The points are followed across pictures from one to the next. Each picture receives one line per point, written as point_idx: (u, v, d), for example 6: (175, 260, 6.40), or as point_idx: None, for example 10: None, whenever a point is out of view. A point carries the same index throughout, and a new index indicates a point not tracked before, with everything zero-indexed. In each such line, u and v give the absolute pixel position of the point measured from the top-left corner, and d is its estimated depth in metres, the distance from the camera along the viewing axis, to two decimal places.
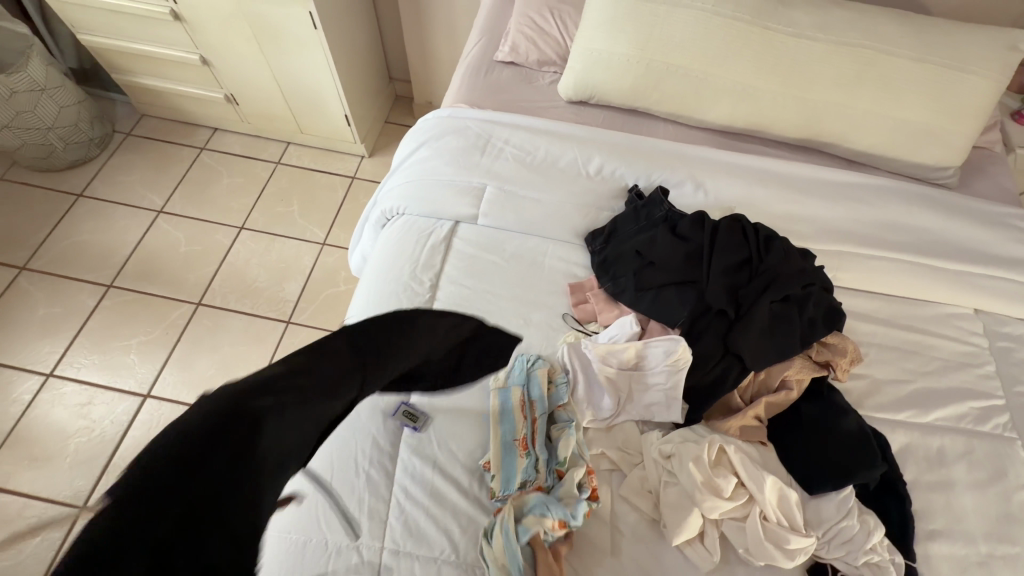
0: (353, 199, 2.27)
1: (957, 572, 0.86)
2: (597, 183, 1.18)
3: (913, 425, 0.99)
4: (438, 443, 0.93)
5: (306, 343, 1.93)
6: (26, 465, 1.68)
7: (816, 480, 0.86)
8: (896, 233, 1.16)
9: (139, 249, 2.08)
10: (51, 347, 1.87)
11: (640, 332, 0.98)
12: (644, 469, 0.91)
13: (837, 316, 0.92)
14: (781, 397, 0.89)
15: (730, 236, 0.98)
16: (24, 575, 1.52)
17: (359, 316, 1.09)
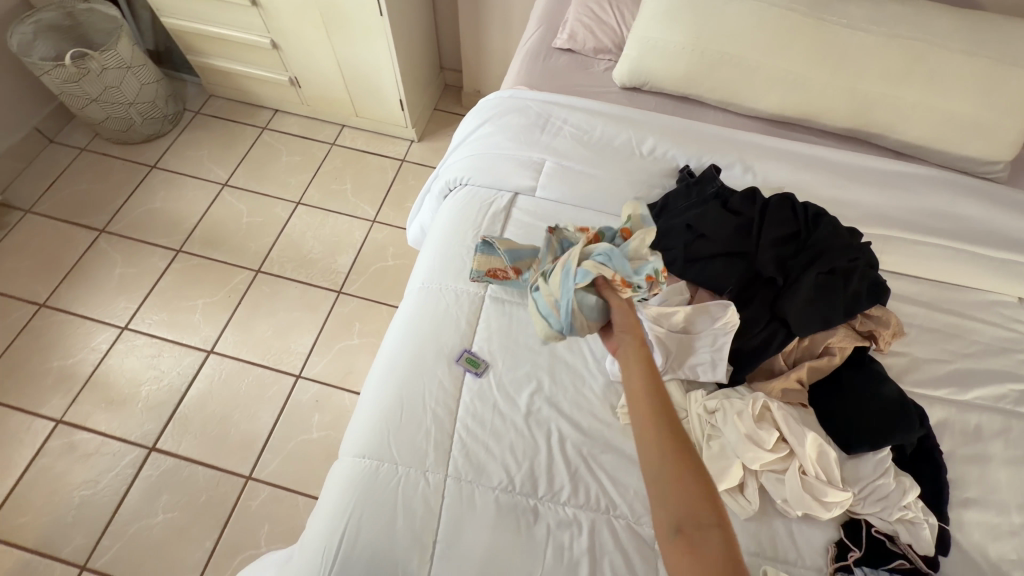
0: (402, 180, 2.38)
1: (988, 537, 0.90)
2: (650, 162, 1.26)
3: (951, 402, 1.02)
4: (497, 388, 1.01)
5: (356, 312, 2.05)
6: (104, 407, 1.83)
7: (855, 441, 0.90)
8: (940, 222, 1.20)
9: (206, 218, 2.23)
10: (126, 303, 2.03)
11: (689, 298, 1.04)
12: (689, 423, 0.97)
13: (881, 289, 0.97)
14: (824, 362, 0.95)
15: (780, 213, 1.04)
16: (101, 504, 1.67)
17: (424, 274, 1.18)
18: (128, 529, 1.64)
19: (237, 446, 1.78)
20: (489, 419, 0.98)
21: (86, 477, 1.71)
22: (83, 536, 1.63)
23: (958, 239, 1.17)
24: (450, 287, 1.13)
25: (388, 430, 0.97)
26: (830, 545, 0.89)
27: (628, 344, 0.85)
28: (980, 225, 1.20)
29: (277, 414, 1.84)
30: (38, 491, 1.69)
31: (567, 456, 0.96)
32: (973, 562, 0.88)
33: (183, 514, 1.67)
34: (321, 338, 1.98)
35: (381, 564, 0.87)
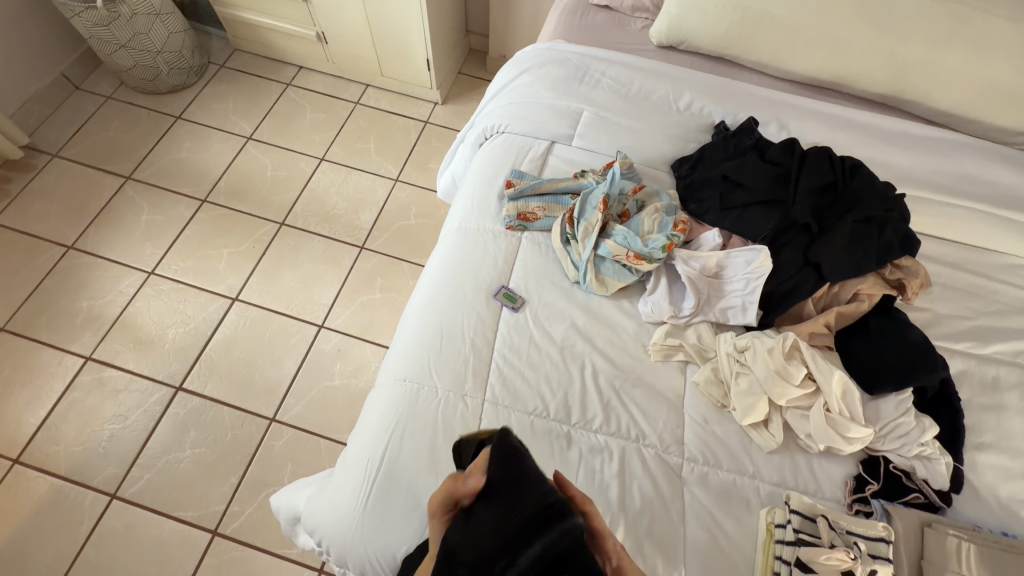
0: (426, 141, 2.39)
1: (1001, 478, 0.94)
2: (686, 116, 1.28)
3: (971, 355, 1.06)
4: (534, 322, 1.05)
5: (378, 267, 2.08)
6: (131, 347, 1.88)
7: (879, 382, 0.94)
8: (967, 187, 1.23)
9: (231, 171, 2.25)
10: (153, 249, 2.07)
11: (722, 245, 1.08)
12: (717, 362, 1.01)
13: (913, 240, 0.99)
14: (853, 308, 0.98)
15: (817, 164, 1.08)
16: (130, 438, 1.73)
17: (460, 214, 1.20)
18: (157, 462, 1.70)
19: (262, 389, 1.83)
20: (526, 351, 1.02)
21: (116, 412, 1.77)
22: (113, 467, 1.69)
23: (984, 203, 1.20)
24: (488, 227, 1.16)
25: (429, 357, 1.01)
26: (848, 479, 0.93)
27: None
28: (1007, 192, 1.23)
29: (300, 361, 1.88)
30: (69, 423, 1.74)
31: (600, 387, 0.99)
32: (986, 501, 0.92)
33: (210, 451, 1.72)
34: (343, 291, 2.02)
35: (421, 478, 0.91)
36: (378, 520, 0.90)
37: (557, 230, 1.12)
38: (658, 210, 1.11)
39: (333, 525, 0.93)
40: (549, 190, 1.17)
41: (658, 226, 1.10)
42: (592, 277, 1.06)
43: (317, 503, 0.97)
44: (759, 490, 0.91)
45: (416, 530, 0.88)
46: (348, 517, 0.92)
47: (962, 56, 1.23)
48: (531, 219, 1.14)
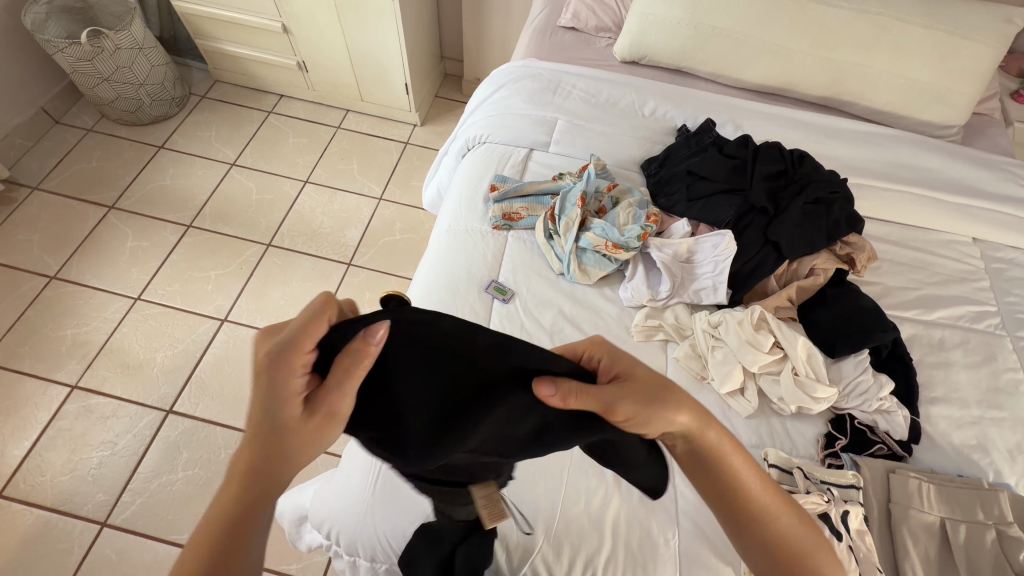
0: (407, 160, 2.48)
1: (953, 426, 1.04)
2: (652, 121, 1.40)
3: (919, 321, 1.18)
4: (524, 312, 1.12)
5: (366, 282, 2.13)
6: (119, 373, 1.87)
7: (838, 345, 1.04)
8: (903, 174, 1.37)
9: (215, 195, 2.29)
10: (139, 275, 2.08)
11: (691, 233, 1.18)
12: (694, 339, 1.09)
13: (858, 219, 1.12)
14: (810, 282, 1.09)
15: (769, 156, 1.20)
16: (120, 462, 1.71)
17: (449, 217, 1.28)
18: (149, 485, 1.68)
19: None
20: (517, 337, 1.08)
21: (105, 439, 1.75)
22: (103, 493, 1.66)
23: (919, 187, 1.35)
24: (476, 228, 1.23)
25: None
26: (819, 437, 1.01)
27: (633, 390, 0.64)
28: (937, 177, 1.38)
29: None
30: (56, 451, 1.72)
31: None
32: (942, 447, 1.02)
33: (204, 471, 1.72)
34: None
35: None
36: (386, 501, 0.93)
37: (539, 227, 1.21)
38: (632, 204, 1.21)
39: (343, 511, 0.96)
40: (530, 192, 1.26)
41: (632, 218, 1.19)
42: (576, 267, 1.15)
43: (326, 492, 1.00)
44: None
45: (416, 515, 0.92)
46: (358, 501, 0.95)
47: (886, 62, 1.40)
48: (515, 219, 1.23)
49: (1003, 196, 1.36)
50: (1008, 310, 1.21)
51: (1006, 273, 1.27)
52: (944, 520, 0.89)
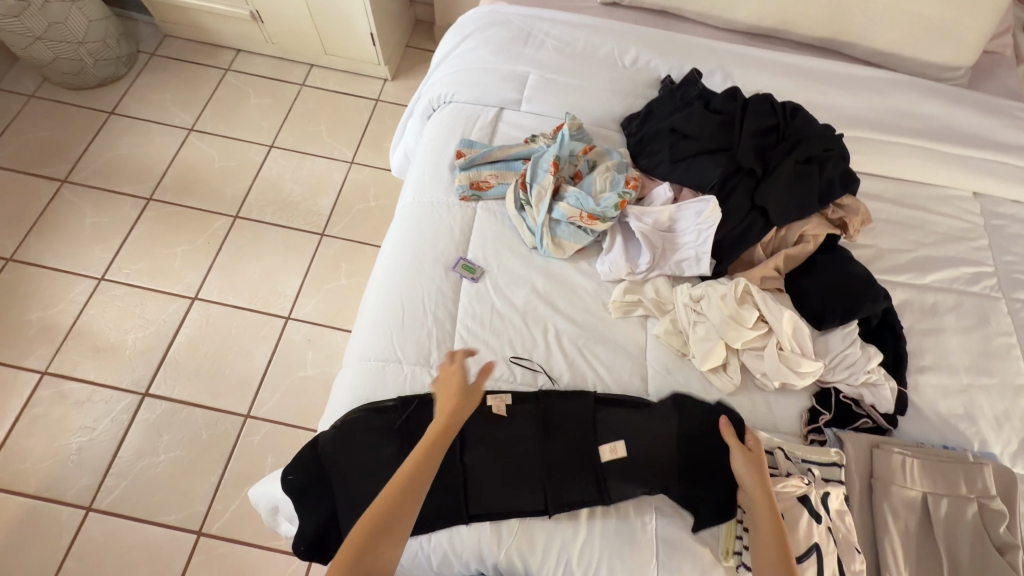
0: (379, 120, 2.32)
1: (941, 395, 1.00)
2: (633, 72, 1.28)
3: (912, 285, 1.12)
4: (494, 291, 1.05)
5: (341, 253, 2.02)
6: (90, 357, 1.80)
7: (826, 317, 0.99)
8: (903, 124, 1.27)
9: (175, 164, 2.14)
10: (102, 254, 1.96)
11: (673, 199, 1.09)
12: (675, 314, 1.03)
13: (852, 178, 1.03)
14: (799, 249, 1.02)
15: (760, 109, 1.09)
16: (100, 448, 1.68)
17: (413, 188, 1.18)
18: (133, 469, 1.66)
19: (234, 385, 1.79)
20: (489, 318, 1.02)
21: (83, 424, 1.71)
22: (86, 478, 1.64)
23: (919, 138, 1.25)
24: (443, 200, 1.14)
25: (391, 334, 1.00)
26: (802, 412, 0.98)
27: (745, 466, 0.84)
28: (941, 127, 1.28)
29: (270, 355, 1.84)
30: (34, 438, 1.68)
31: (565, 349, 1.00)
32: (928, 417, 0.99)
33: (187, 452, 1.69)
34: (308, 279, 1.96)
35: None
36: None
37: (510, 196, 1.11)
38: (609, 168, 1.11)
39: None
40: (500, 157, 1.16)
41: (609, 185, 1.09)
42: (548, 242, 1.06)
43: None
44: None
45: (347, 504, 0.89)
46: None
47: None
48: (484, 187, 1.14)
49: (1008, 145, 1.26)
50: (1005, 270, 1.15)
51: (1006, 230, 1.20)
52: (927, 495, 0.88)
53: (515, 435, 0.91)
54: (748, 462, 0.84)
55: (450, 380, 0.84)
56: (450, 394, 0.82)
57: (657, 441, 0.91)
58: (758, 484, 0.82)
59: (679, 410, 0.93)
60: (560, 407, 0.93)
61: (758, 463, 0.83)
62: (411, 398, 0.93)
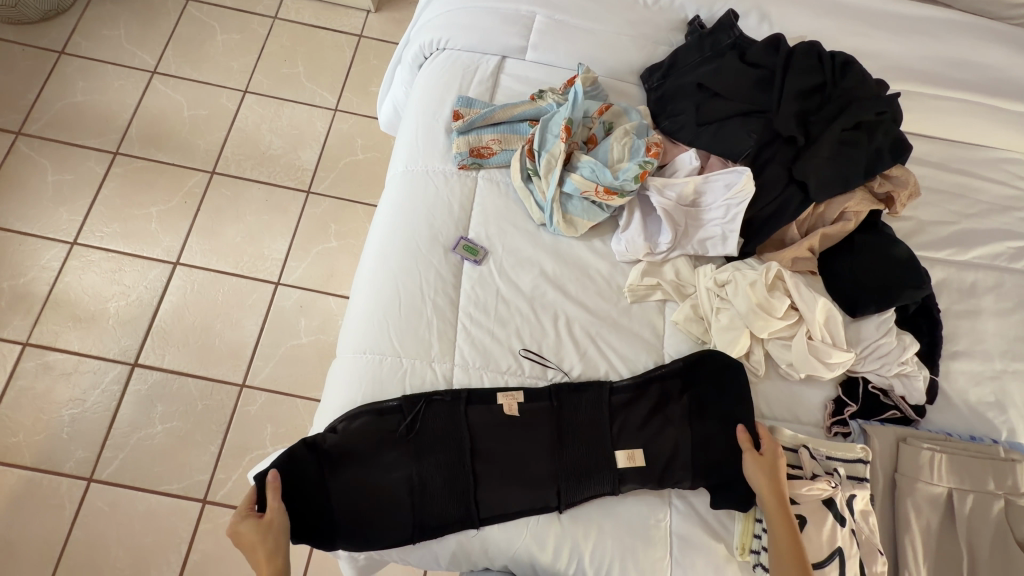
0: (362, 60, 2.08)
1: (972, 383, 0.95)
2: (654, 12, 1.10)
3: (951, 262, 1.03)
4: (499, 274, 0.95)
5: (329, 212, 1.88)
6: (72, 325, 1.68)
7: (861, 303, 0.91)
8: (954, 76, 1.12)
9: (141, 112, 1.94)
10: (70, 216, 1.79)
11: (699, 168, 0.97)
12: (696, 298, 0.94)
13: (904, 146, 0.92)
14: (838, 229, 0.92)
15: (805, 63, 0.95)
16: (91, 422, 1.60)
17: (405, 155, 1.04)
18: (129, 440, 1.59)
19: (225, 354, 1.69)
20: (493, 306, 0.93)
21: (72, 396, 1.62)
22: (83, 450, 1.57)
23: (968, 93, 1.11)
24: (438, 169, 1.01)
25: (388, 324, 0.91)
26: (827, 402, 0.92)
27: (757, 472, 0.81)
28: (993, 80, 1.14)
29: (261, 322, 1.73)
30: (22, 411, 1.60)
31: (575, 337, 0.92)
32: (957, 406, 0.94)
33: (184, 423, 1.62)
34: (296, 241, 1.82)
35: None
36: None
37: (516, 166, 0.99)
38: (628, 132, 0.98)
39: None
40: (503, 119, 1.03)
41: (629, 152, 0.97)
42: (558, 218, 0.95)
43: None
44: None
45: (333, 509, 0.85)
46: None
47: None
48: (486, 154, 1.01)
49: None
50: None
51: None
52: (952, 492, 0.84)
53: (528, 432, 0.86)
54: (760, 465, 0.80)
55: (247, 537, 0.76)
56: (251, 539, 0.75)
57: (676, 444, 0.87)
58: (773, 488, 0.79)
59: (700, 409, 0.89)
60: (573, 403, 0.88)
61: (771, 469, 0.80)
62: (412, 394, 0.87)
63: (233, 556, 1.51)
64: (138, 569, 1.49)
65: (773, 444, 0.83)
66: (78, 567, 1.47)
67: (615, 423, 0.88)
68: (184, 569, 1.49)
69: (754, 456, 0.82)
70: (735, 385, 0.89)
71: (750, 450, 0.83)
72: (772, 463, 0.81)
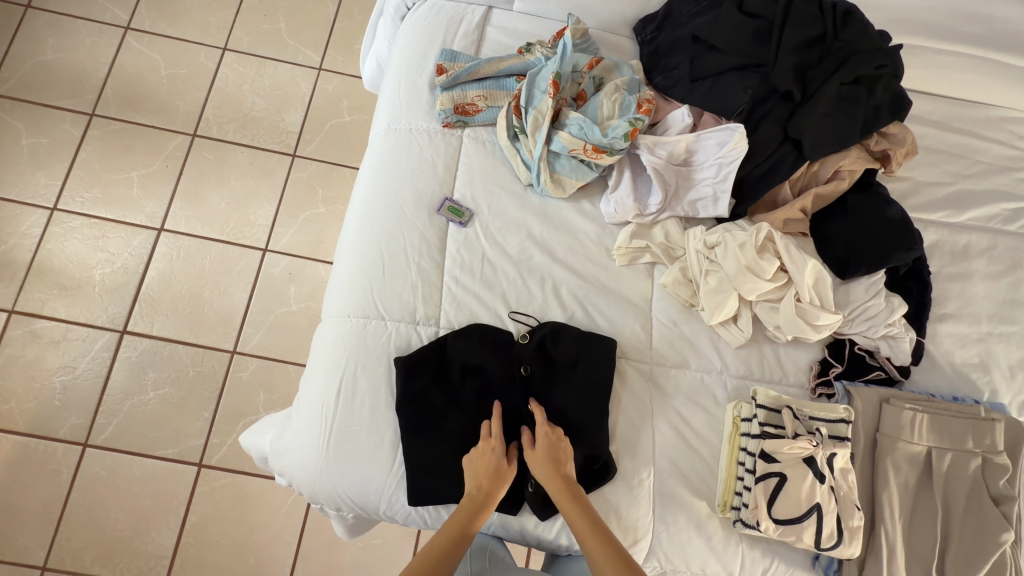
0: (347, 16, 1.99)
1: (958, 345, 0.95)
2: None
3: (945, 224, 1.01)
4: (485, 237, 0.93)
5: (316, 177, 1.83)
6: (58, 293, 1.66)
7: (852, 266, 0.89)
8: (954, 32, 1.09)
9: (116, 71, 1.85)
10: (48, 181, 1.74)
11: (692, 126, 0.93)
12: (685, 261, 0.93)
13: (904, 103, 0.89)
14: (832, 188, 0.90)
15: (805, 13, 0.91)
16: (84, 388, 1.60)
17: (388, 112, 1.00)
18: (122, 407, 1.60)
19: (215, 321, 1.68)
20: (479, 270, 0.91)
21: (62, 363, 1.61)
22: (77, 416, 1.58)
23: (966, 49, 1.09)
24: (422, 128, 0.98)
25: (371, 288, 0.90)
26: (813, 364, 0.92)
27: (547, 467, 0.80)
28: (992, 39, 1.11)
29: (250, 289, 1.71)
30: (13, 379, 1.59)
31: (563, 300, 0.91)
32: (941, 368, 0.94)
33: (176, 389, 1.62)
34: (282, 206, 1.78)
35: (381, 416, 0.86)
36: (341, 464, 0.86)
37: (502, 124, 0.95)
38: (619, 87, 0.94)
39: (298, 468, 0.88)
40: (488, 74, 0.98)
41: (619, 109, 0.93)
42: (545, 178, 0.92)
43: (280, 445, 0.92)
44: (726, 385, 0.91)
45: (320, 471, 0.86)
46: (310, 461, 0.86)
47: None
48: (471, 112, 0.97)
49: None
50: None
51: None
52: (931, 450, 0.86)
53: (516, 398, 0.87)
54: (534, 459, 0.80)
55: (483, 457, 0.82)
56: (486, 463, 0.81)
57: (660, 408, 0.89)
58: (554, 474, 0.79)
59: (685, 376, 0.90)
60: (561, 369, 0.88)
61: (548, 458, 0.81)
62: (396, 357, 0.86)
63: (231, 516, 1.54)
64: (137, 530, 1.52)
65: (548, 434, 0.83)
66: (78, 529, 1.50)
67: (604, 389, 0.87)
68: (183, 529, 1.52)
69: (529, 456, 0.81)
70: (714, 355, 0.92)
71: (527, 447, 0.82)
72: (545, 456, 0.81)
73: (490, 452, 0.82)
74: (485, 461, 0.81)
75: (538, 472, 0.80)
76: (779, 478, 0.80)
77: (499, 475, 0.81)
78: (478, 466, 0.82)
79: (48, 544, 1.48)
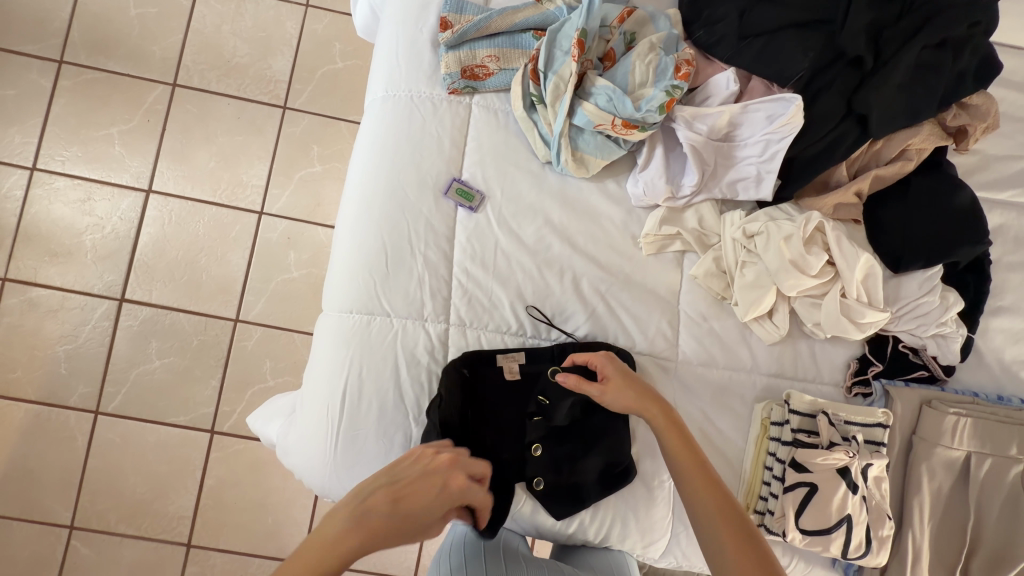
0: None
1: (1011, 341, 0.87)
2: None
3: (1013, 205, 0.90)
4: (498, 224, 0.84)
5: (312, 132, 1.58)
6: (49, 260, 1.47)
7: (908, 259, 0.80)
8: None
9: (81, 9, 1.55)
10: (23, 138, 1.50)
11: (737, 94, 0.81)
12: (720, 250, 0.84)
13: (992, 67, 0.78)
14: (894, 171, 0.80)
15: None
16: (88, 356, 1.46)
17: (388, 73, 0.86)
18: (128, 376, 1.46)
19: (215, 290, 1.50)
20: (491, 262, 0.83)
21: (63, 331, 1.46)
22: (84, 385, 1.45)
23: None
24: (424, 95, 0.85)
25: (375, 282, 0.82)
26: (851, 361, 0.86)
27: (627, 391, 0.74)
28: None
29: (249, 255, 1.52)
30: (17, 351, 1.45)
31: (584, 294, 0.84)
32: (988, 366, 0.87)
33: (182, 357, 1.48)
34: (276, 164, 1.56)
35: (389, 415, 0.82)
36: (351, 467, 0.82)
37: (516, 91, 0.83)
38: (655, 46, 0.80)
39: (307, 467, 0.84)
40: (500, 29, 0.85)
41: (653, 73, 0.80)
42: (566, 156, 0.81)
43: (286, 442, 0.88)
44: (756, 385, 0.84)
45: (329, 473, 0.83)
46: (319, 461, 0.83)
47: None
48: (481, 76, 0.85)
49: None
50: None
51: None
52: (970, 455, 0.81)
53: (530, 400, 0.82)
54: (619, 387, 0.74)
55: (419, 481, 0.65)
56: (423, 486, 0.65)
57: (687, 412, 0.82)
58: (641, 398, 0.74)
59: (715, 377, 0.84)
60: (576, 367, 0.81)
61: (629, 384, 0.75)
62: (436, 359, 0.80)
63: (247, 480, 1.46)
64: (156, 493, 1.44)
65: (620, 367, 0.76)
66: (100, 494, 1.43)
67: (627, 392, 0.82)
68: (201, 492, 1.45)
69: (607, 389, 0.75)
70: (746, 352, 0.85)
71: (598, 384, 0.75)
72: (627, 385, 0.75)
73: (435, 485, 0.65)
74: (417, 492, 0.64)
75: (619, 402, 0.75)
76: (809, 489, 0.77)
77: (420, 509, 0.63)
78: (398, 483, 0.65)
79: (72, 505, 1.42)
